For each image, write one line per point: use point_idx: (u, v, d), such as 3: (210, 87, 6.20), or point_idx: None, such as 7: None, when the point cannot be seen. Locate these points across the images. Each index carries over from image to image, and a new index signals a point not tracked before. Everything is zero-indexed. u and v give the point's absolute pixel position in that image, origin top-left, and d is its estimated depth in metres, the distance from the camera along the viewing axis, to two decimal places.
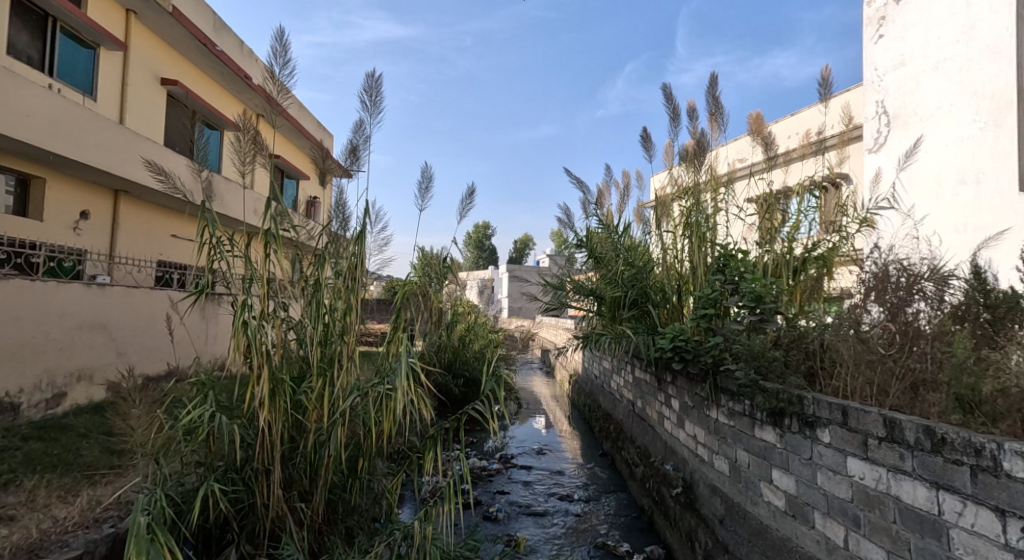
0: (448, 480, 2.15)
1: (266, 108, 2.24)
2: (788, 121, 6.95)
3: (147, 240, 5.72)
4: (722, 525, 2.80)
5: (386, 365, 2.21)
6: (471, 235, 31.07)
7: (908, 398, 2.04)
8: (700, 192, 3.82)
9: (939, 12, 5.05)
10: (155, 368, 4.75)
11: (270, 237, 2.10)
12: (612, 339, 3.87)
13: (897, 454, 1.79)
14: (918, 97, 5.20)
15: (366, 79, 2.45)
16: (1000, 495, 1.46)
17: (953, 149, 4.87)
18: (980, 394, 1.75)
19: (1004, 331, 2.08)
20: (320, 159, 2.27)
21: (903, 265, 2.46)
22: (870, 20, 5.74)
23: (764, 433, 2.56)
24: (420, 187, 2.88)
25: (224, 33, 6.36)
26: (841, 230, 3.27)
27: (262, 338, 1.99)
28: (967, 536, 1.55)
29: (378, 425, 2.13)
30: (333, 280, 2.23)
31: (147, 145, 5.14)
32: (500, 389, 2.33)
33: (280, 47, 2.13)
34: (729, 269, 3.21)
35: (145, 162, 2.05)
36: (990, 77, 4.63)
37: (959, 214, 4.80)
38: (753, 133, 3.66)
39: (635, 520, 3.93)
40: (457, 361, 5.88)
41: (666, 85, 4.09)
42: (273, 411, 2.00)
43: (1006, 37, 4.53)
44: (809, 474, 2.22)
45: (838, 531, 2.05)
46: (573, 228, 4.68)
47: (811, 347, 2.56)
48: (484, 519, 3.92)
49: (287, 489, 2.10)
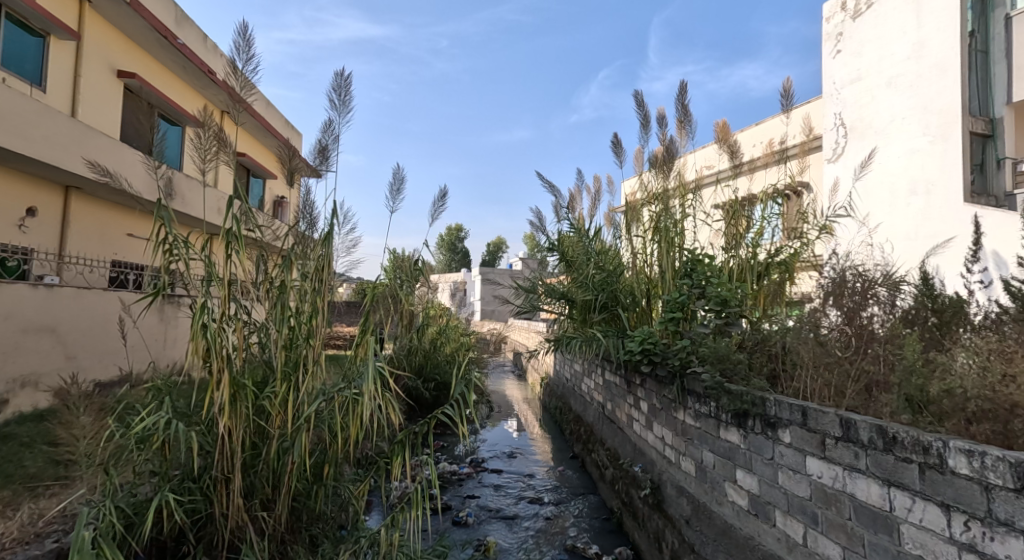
0: (416, 485, 2.10)
1: (229, 104, 2.17)
2: (753, 131, 7.17)
3: (100, 240, 5.49)
4: (688, 525, 2.83)
5: (353, 369, 2.19)
6: (443, 238, 31.02)
7: (863, 399, 2.14)
8: (668, 198, 3.90)
9: (891, 30, 5.37)
10: (106, 373, 4.55)
11: (231, 237, 2.01)
12: (582, 342, 3.92)
13: (852, 453, 1.87)
14: (874, 111, 5.51)
15: (335, 78, 2.42)
16: (946, 491, 1.53)
17: (905, 161, 5.22)
18: (928, 395, 1.82)
19: (951, 335, 2.18)
20: (287, 158, 2.23)
21: (859, 271, 2.55)
22: (829, 35, 6.05)
23: (729, 434, 2.62)
24: (390, 190, 2.86)
25: (187, 26, 6.19)
26: (802, 237, 3.41)
27: (222, 342, 1.92)
28: (916, 530, 1.62)
29: (345, 430, 2.10)
30: (299, 282, 2.18)
31: (100, 140, 4.93)
32: (470, 392, 2.30)
33: (243, 42, 2.08)
34: (695, 273, 3.29)
35: (90, 160, 1.95)
36: (938, 93, 4.99)
37: (911, 223, 5.12)
38: (720, 141, 3.76)
39: (605, 522, 3.96)
40: (427, 365, 5.85)
41: (637, 92, 4.18)
42: (233, 417, 1.93)
43: (953, 56, 4.87)
44: (771, 474, 2.28)
45: (798, 528, 2.11)
46: (544, 231, 4.71)
47: (773, 349, 2.67)
48: (454, 524, 3.89)
49: (247, 498, 2.03)
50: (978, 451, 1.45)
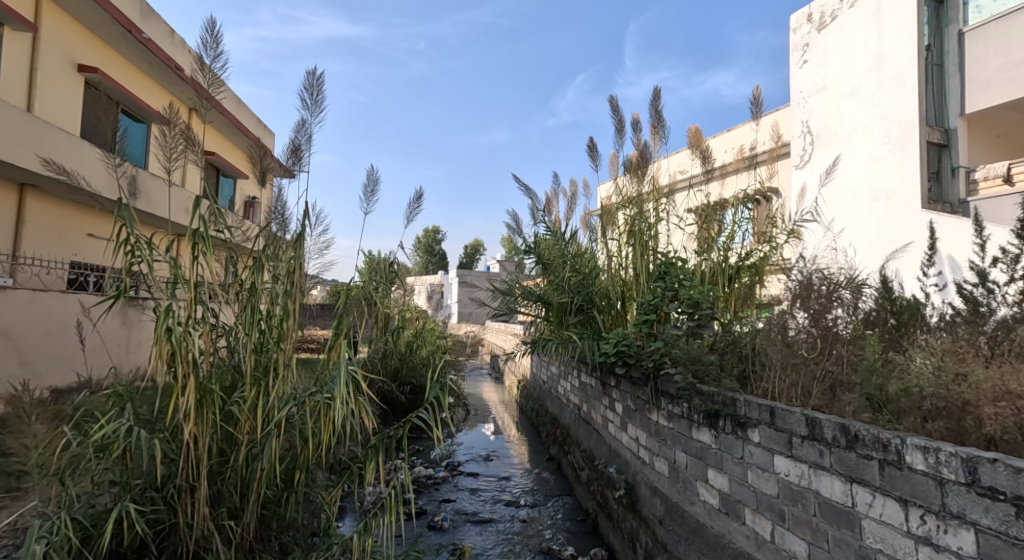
0: (391, 490, 2.07)
1: (196, 101, 2.13)
2: (725, 137, 7.33)
3: (58, 240, 5.30)
4: (662, 525, 2.87)
5: (326, 373, 2.16)
6: (419, 241, 30.85)
7: (828, 398, 2.21)
8: (643, 201, 3.97)
9: (854, 42, 5.59)
10: (64, 380, 4.40)
11: (198, 238, 1.96)
12: (558, 344, 3.95)
13: (817, 451, 1.92)
14: (839, 119, 5.71)
15: (306, 77, 2.39)
16: (903, 486, 1.59)
17: (867, 168, 5.44)
18: (887, 393, 1.88)
19: (909, 336, 2.26)
20: (258, 158, 2.20)
21: (825, 274, 2.63)
22: (796, 46, 6.28)
23: (700, 435, 2.67)
24: (365, 191, 2.84)
25: (153, 20, 6.03)
26: (771, 241, 3.51)
27: (188, 346, 1.87)
28: (876, 525, 1.68)
29: (317, 435, 2.08)
30: (270, 284, 2.15)
31: (59, 136, 4.77)
32: (445, 395, 2.29)
33: (211, 38, 2.04)
34: (669, 276, 3.34)
35: (45, 157, 1.88)
36: (898, 104, 5.20)
37: (874, 228, 5.33)
38: (692, 146, 3.84)
39: (580, 523, 3.98)
40: (403, 368, 5.80)
41: (612, 97, 4.24)
42: (199, 424, 1.89)
43: (910, 69, 5.11)
44: (741, 472, 2.34)
45: (766, 525, 2.16)
46: (521, 234, 4.73)
47: (744, 351, 2.76)
48: (429, 529, 3.87)
49: (213, 507, 1.99)
50: (933, 447, 1.51)
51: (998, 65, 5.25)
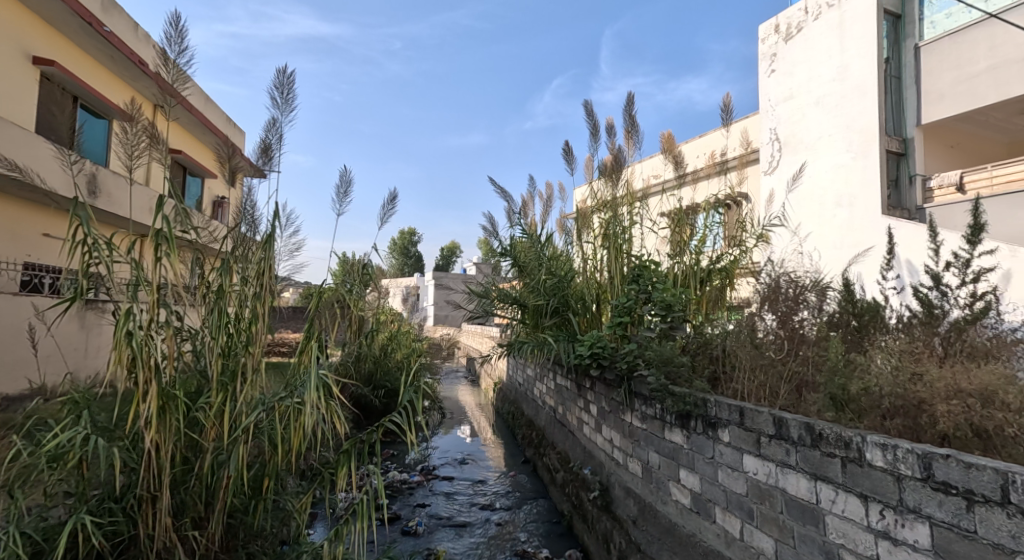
0: (362, 496, 2.03)
1: (160, 97, 2.07)
2: (697, 143, 7.47)
3: (12, 238, 4.92)
4: (635, 525, 2.90)
5: (296, 377, 2.12)
6: (394, 243, 30.60)
7: (795, 398, 2.27)
8: (617, 205, 4.01)
9: (819, 53, 5.78)
10: (16, 387, 4.22)
11: (162, 238, 1.89)
12: (534, 346, 3.97)
13: (783, 450, 1.97)
14: (805, 127, 5.89)
15: (276, 75, 2.35)
16: (864, 483, 1.65)
17: (831, 175, 5.62)
18: (849, 393, 1.92)
19: (870, 338, 2.32)
20: (226, 157, 2.15)
21: (792, 278, 2.70)
22: (764, 55, 6.44)
23: (673, 435, 2.71)
24: (338, 193, 2.80)
25: (114, 13, 5.84)
26: (741, 244, 3.60)
27: (150, 351, 1.81)
28: (839, 521, 1.73)
29: (287, 441, 2.04)
30: (239, 287, 2.09)
31: (12, 131, 4.56)
32: (419, 399, 2.26)
33: (175, 33, 1.99)
34: (643, 279, 3.38)
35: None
36: (859, 113, 5.43)
37: (838, 233, 5.51)
38: (665, 151, 3.90)
39: (556, 526, 3.99)
40: (377, 372, 5.74)
41: (586, 102, 4.29)
42: (162, 431, 1.83)
43: (872, 80, 5.32)
44: (711, 472, 2.38)
45: (735, 523, 2.21)
46: (497, 236, 4.73)
47: (715, 352, 2.82)
48: (403, 534, 3.83)
49: (176, 517, 1.93)
50: (891, 444, 1.57)
51: (951, 78, 5.50)
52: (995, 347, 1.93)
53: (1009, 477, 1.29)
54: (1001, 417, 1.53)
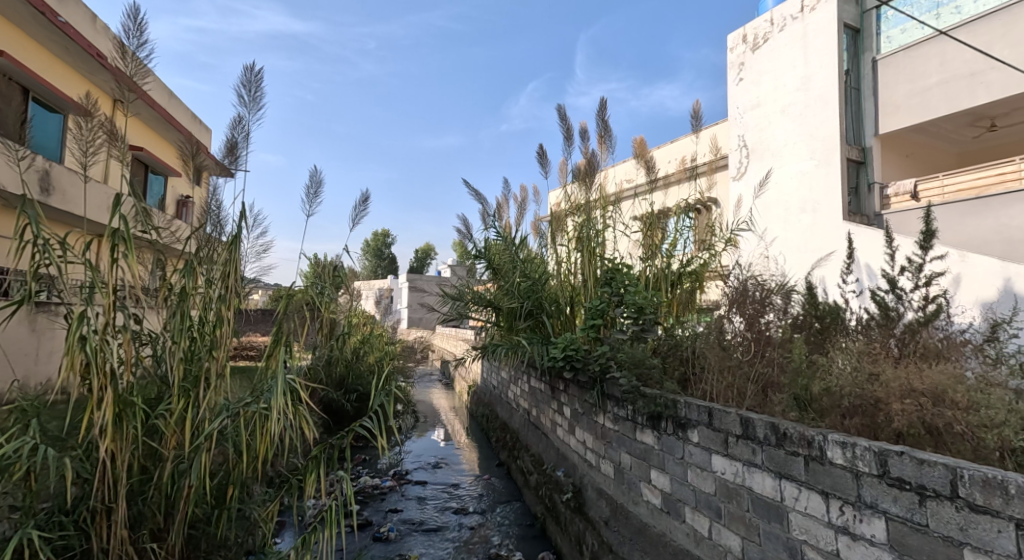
0: (332, 502, 1.98)
1: (118, 90, 1.99)
2: (668, 148, 7.61)
3: None
4: (607, 526, 2.92)
5: (263, 382, 2.07)
6: (368, 245, 30.31)
7: (761, 399, 2.32)
8: (591, 209, 4.05)
9: (784, 63, 5.96)
10: None
11: (119, 238, 1.81)
12: (508, 349, 3.97)
13: (750, 449, 2.01)
14: (771, 135, 6.05)
15: (243, 72, 2.30)
16: (825, 480, 1.70)
17: (796, 181, 5.79)
18: (813, 394, 1.99)
19: (831, 339, 2.37)
20: (190, 154, 2.09)
21: (759, 281, 2.77)
22: (732, 64, 6.60)
23: (644, 436, 2.74)
24: (307, 193, 2.75)
25: (70, 3, 5.63)
26: (710, 248, 3.67)
27: (106, 356, 1.74)
28: (802, 518, 1.77)
29: (252, 448, 1.99)
30: (203, 289, 2.03)
31: None
32: (390, 403, 2.22)
33: (133, 25, 1.94)
34: (615, 282, 3.41)
35: None
36: (822, 122, 5.61)
37: (802, 237, 5.68)
38: (637, 156, 3.96)
39: (529, 528, 3.99)
40: (349, 376, 5.66)
41: (559, 106, 4.32)
42: (118, 439, 1.76)
43: (833, 90, 5.51)
44: (681, 472, 2.42)
45: (704, 522, 2.24)
46: (471, 238, 4.72)
47: (685, 354, 2.88)
48: (374, 540, 3.78)
49: (133, 530, 1.86)
50: (850, 443, 1.61)
51: (905, 91, 5.74)
52: (946, 348, 2.01)
53: (958, 472, 1.35)
54: (951, 415, 1.60)
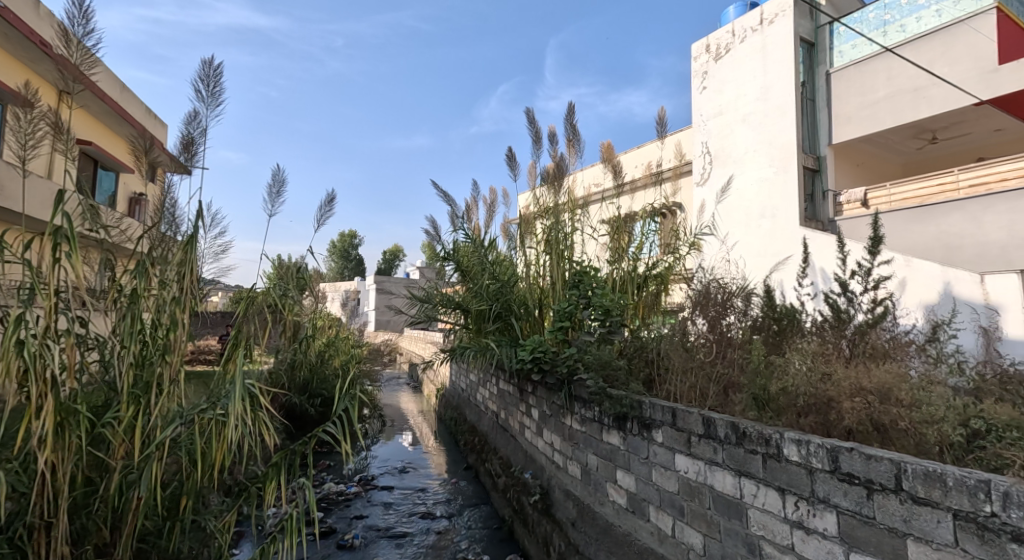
0: (293, 511, 1.92)
1: (62, 79, 1.89)
2: (635, 153, 7.75)
3: None
4: (574, 526, 2.94)
5: (220, 387, 2.00)
6: (334, 246, 29.77)
7: (722, 398, 2.37)
8: (559, 212, 4.08)
9: (745, 73, 6.15)
10: None
11: (62, 236, 1.71)
12: (476, 352, 3.95)
13: (711, 448, 2.05)
14: (732, 142, 6.23)
15: (201, 66, 2.23)
16: (781, 476, 1.75)
17: (757, 187, 5.97)
18: (769, 393, 2.01)
19: (788, 340, 2.44)
20: (142, 149, 2.01)
21: (721, 284, 2.84)
22: (696, 72, 6.78)
23: (610, 437, 2.77)
24: (270, 192, 2.69)
25: None
26: (675, 252, 3.74)
27: (47, 361, 1.65)
28: (760, 514, 1.82)
29: (208, 456, 1.92)
30: (156, 291, 1.95)
31: None
32: (354, 407, 2.17)
33: (79, 13, 1.85)
34: (583, 284, 3.43)
35: None
36: (781, 130, 5.81)
37: (762, 242, 5.86)
38: (605, 160, 4.01)
39: (496, 531, 3.97)
40: (313, 380, 5.54)
41: (528, 109, 4.35)
42: (60, 450, 1.67)
43: (791, 100, 5.71)
44: (646, 472, 2.45)
45: (667, 520, 2.28)
46: (440, 240, 4.68)
47: (650, 355, 2.93)
48: (338, 549, 3.70)
49: (76, 545, 1.77)
50: (804, 440, 1.67)
51: (856, 103, 5.99)
52: (893, 348, 2.11)
53: (903, 466, 1.41)
54: (895, 412, 1.67)
